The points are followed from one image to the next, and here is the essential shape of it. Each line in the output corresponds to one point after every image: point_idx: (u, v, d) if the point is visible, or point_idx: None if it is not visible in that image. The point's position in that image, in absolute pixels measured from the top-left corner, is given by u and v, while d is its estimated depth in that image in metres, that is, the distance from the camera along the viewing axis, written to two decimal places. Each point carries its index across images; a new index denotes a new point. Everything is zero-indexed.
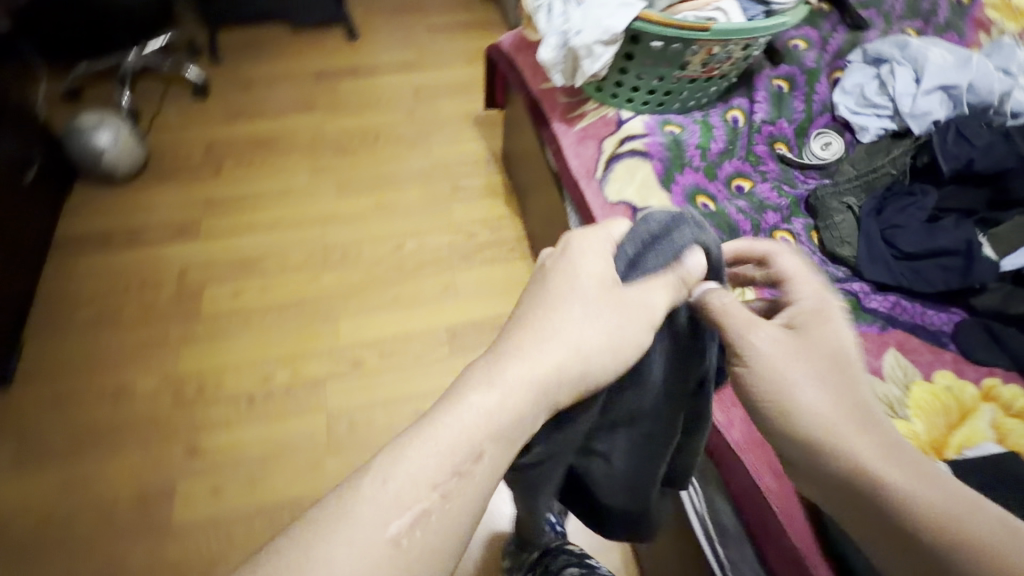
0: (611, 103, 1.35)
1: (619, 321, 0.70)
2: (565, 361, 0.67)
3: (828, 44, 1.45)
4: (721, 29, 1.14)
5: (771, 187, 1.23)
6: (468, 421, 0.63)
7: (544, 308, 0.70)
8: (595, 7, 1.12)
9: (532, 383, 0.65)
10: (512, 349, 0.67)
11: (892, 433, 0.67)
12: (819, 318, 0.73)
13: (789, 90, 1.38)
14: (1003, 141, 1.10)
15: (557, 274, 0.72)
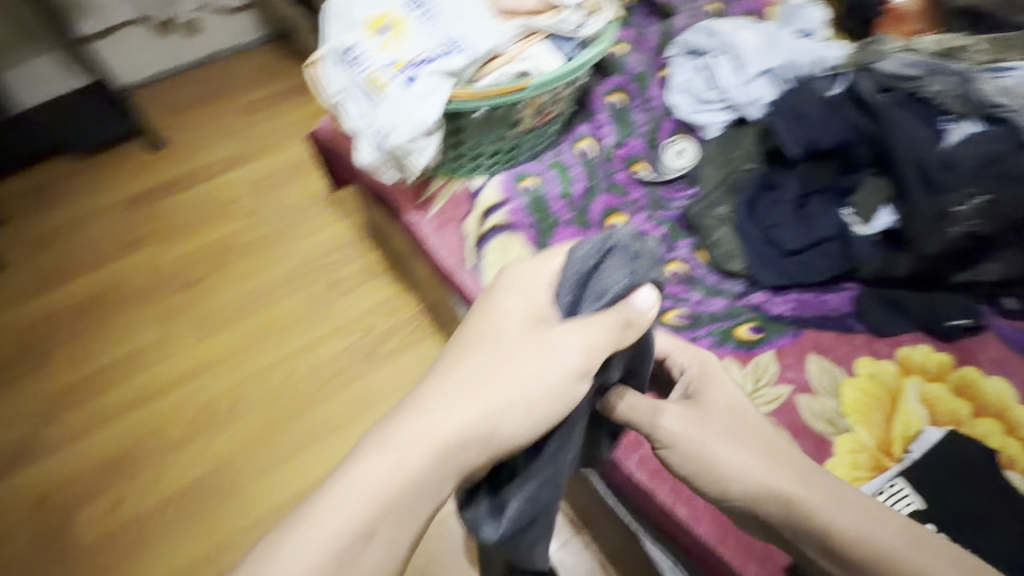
0: (459, 175, 1.23)
1: (533, 372, 0.64)
2: (477, 418, 0.62)
3: (647, 43, 1.43)
4: (540, 83, 1.05)
5: (645, 218, 1.19)
6: (364, 484, 0.58)
7: (463, 358, 0.65)
8: (400, 102, 0.99)
9: (437, 444, 0.60)
10: (423, 403, 0.63)
11: (810, 464, 0.63)
12: (709, 382, 0.73)
13: (626, 103, 1.34)
14: (832, 112, 1.11)
15: (477, 316, 0.68)
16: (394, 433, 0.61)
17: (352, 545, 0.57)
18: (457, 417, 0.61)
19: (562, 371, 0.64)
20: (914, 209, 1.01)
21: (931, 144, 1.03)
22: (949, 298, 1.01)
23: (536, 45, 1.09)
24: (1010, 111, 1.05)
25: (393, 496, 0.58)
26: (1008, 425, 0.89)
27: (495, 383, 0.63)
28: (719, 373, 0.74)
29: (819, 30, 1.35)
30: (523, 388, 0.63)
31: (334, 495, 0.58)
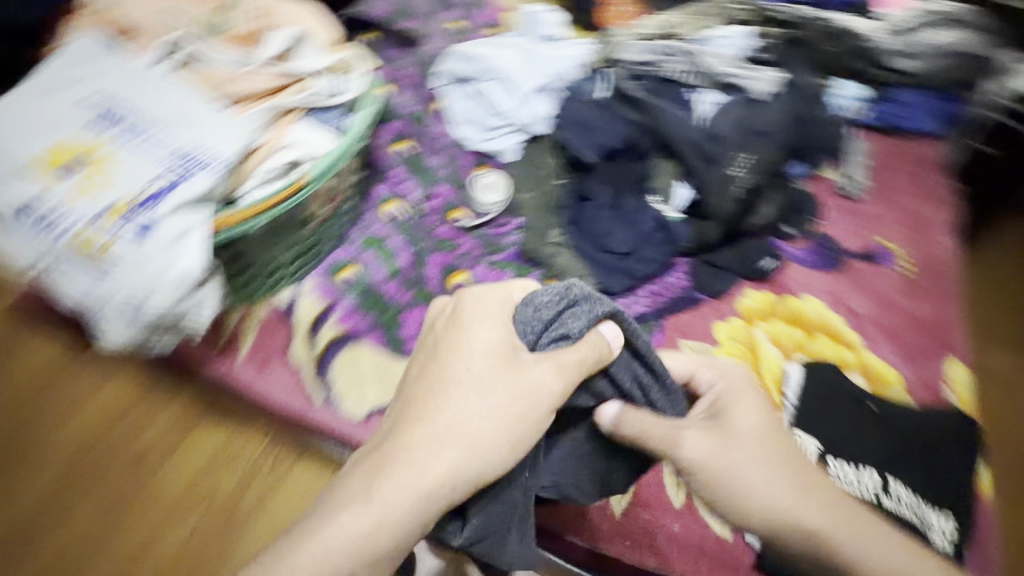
0: (259, 297, 0.99)
1: (504, 411, 0.61)
2: (450, 466, 0.59)
3: (409, 83, 1.38)
4: (319, 173, 0.88)
5: (486, 267, 1.11)
6: (346, 531, 0.56)
7: (433, 397, 0.62)
8: (135, 262, 0.72)
9: (418, 493, 0.58)
10: (404, 451, 0.60)
11: (830, 489, 0.64)
12: (733, 398, 0.69)
13: (415, 150, 1.26)
14: (606, 112, 1.18)
15: (447, 343, 0.64)
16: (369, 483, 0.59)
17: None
18: (432, 467, 0.59)
19: (534, 409, 0.62)
20: (701, 179, 1.12)
21: (689, 119, 1.17)
22: (752, 245, 1.16)
23: (293, 128, 0.90)
24: (735, 76, 1.21)
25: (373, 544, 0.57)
26: (831, 334, 1.07)
27: (464, 424, 0.60)
28: (745, 389, 0.69)
29: (561, 31, 1.42)
30: (492, 431, 0.60)
31: (311, 546, 0.56)
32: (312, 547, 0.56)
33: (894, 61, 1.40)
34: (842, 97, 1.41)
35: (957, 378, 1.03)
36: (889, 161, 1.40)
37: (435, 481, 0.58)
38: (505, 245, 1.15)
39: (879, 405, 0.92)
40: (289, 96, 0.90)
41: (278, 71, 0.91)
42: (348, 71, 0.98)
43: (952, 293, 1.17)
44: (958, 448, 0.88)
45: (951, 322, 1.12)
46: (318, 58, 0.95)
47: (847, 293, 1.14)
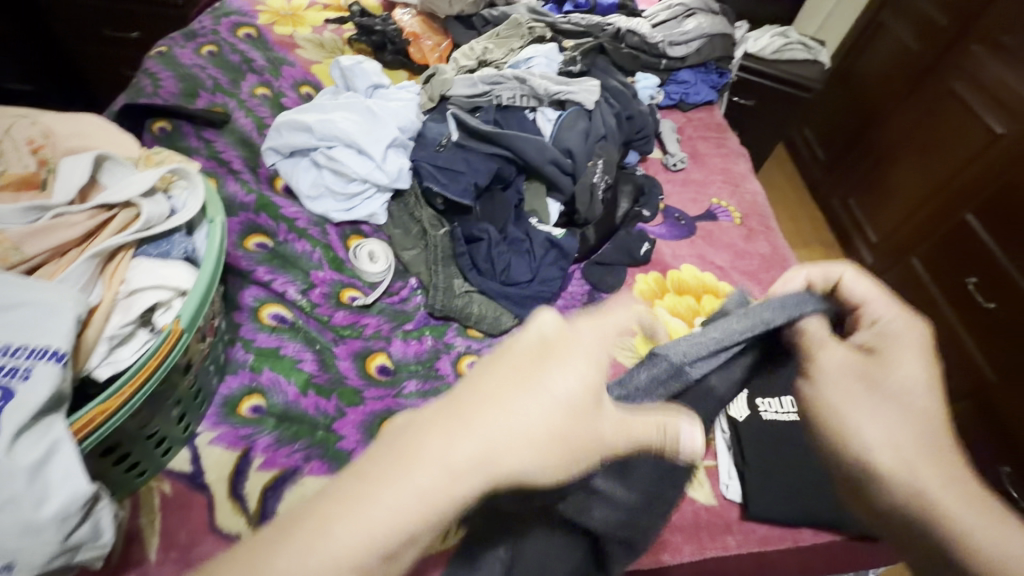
0: (145, 479, 0.80)
1: (561, 433, 0.46)
2: (497, 464, 0.44)
3: (235, 168, 1.22)
4: (193, 312, 0.73)
5: (402, 340, 1.05)
6: (381, 513, 0.41)
7: (502, 394, 0.46)
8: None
9: (468, 487, 0.43)
10: (462, 431, 0.44)
11: (958, 471, 0.56)
12: (899, 339, 0.61)
13: (273, 240, 1.12)
14: (463, 152, 1.19)
15: (540, 352, 0.48)
16: (402, 462, 0.43)
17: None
18: (482, 459, 0.44)
19: (585, 449, 0.48)
20: (568, 192, 1.22)
21: (545, 144, 1.21)
22: (627, 235, 1.28)
23: (133, 270, 0.75)
24: (565, 93, 1.30)
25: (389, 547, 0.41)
26: (713, 292, 1.23)
27: (517, 412, 0.45)
28: (919, 340, 0.60)
29: (383, 78, 1.39)
30: (544, 430, 0.45)
31: (314, 535, 0.40)
32: (316, 540, 0.40)
33: (668, 50, 1.67)
34: (646, 87, 1.57)
35: None
36: (689, 133, 1.65)
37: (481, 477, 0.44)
38: (412, 312, 1.10)
39: None
40: (114, 235, 0.73)
41: (84, 209, 0.73)
42: (173, 186, 0.84)
43: (774, 225, 1.43)
44: None
45: (784, 251, 1.37)
46: (133, 178, 0.78)
47: (708, 253, 1.32)
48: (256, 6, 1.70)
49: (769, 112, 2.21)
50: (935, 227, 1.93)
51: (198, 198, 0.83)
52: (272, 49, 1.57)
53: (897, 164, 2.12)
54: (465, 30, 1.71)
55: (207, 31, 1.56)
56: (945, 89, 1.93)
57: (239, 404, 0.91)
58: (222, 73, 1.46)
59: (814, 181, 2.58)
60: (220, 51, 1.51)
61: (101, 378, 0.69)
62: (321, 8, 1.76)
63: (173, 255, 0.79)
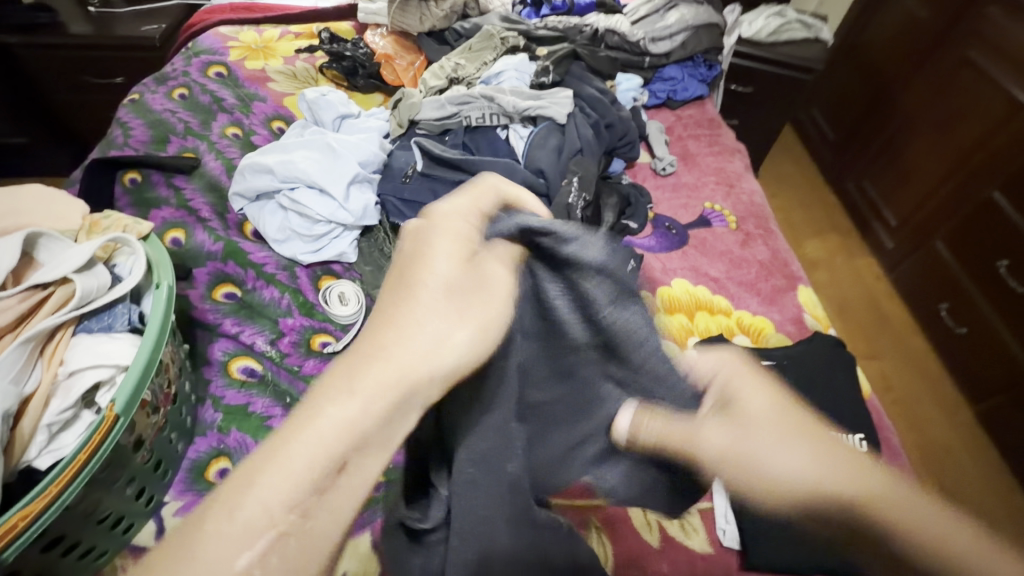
0: (107, 559, 0.77)
1: (467, 297, 0.50)
2: (414, 371, 0.44)
3: (203, 215, 1.20)
4: (131, 392, 0.70)
5: None
6: (326, 430, 0.41)
7: (399, 300, 0.48)
8: None
9: (400, 384, 0.44)
10: (379, 350, 0.45)
11: (834, 459, 0.45)
12: (740, 378, 0.53)
13: (242, 289, 1.10)
14: (430, 182, 1.15)
15: (413, 256, 0.51)
16: (318, 405, 0.42)
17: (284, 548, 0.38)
18: (395, 378, 0.43)
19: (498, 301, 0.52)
20: (545, 213, 1.16)
21: (514, 165, 1.16)
22: None
23: (73, 348, 0.72)
24: (535, 108, 1.24)
25: (321, 483, 0.40)
26: (707, 308, 1.14)
27: (425, 330, 0.46)
28: (735, 368, 0.54)
29: (351, 107, 1.34)
30: (466, 338, 0.47)
31: (240, 490, 0.39)
32: (236, 496, 0.39)
33: (650, 47, 1.58)
34: (627, 89, 1.49)
35: (809, 300, 1.17)
36: (679, 133, 1.56)
37: (392, 392, 0.43)
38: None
39: (771, 360, 1.00)
40: (49, 315, 0.71)
41: (16, 291, 0.71)
42: (118, 253, 0.82)
43: (774, 228, 1.34)
44: (838, 368, 1.00)
45: (785, 255, 1.27)
46: (68, 251, 0.76)
47: (702, 263, 1.24)
48: (228, 41, 1.68)
49: (770, 97, 2.08)
50: (957, 207, 1.79)
51: (142, 264, 0.81)
52: (243, 85, 1.55)
53: (913, 141, 1.97)
54: (438, 46, 1.65)
55: (178, 72, 1.55)
56: (961, 58, 1.79)
57: (206, 469, 0.89)
58: (192, 115, 1.44)
59: (826, 164, 2.43)
60: (191, 92, 1.49)
61: (41, 467, 0.67)
62: (293, 38, 1.74)
63: (117, 328, 0.77)
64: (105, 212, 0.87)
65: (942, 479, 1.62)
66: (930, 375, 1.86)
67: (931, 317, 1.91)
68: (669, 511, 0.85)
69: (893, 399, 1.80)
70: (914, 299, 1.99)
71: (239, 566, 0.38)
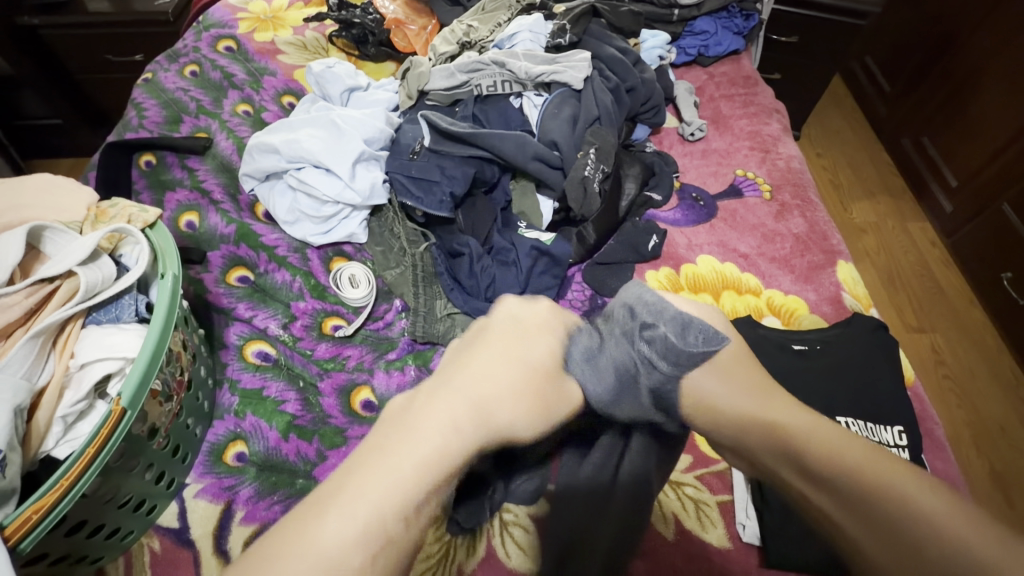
0: (134, 538, 0.81)
1: (529, 382, 0.67)
2: (482, 414, 0.61)
3: (216, 197, 1.19)
4: (135, 385, 0.71)
5: (386, 372, 0.99)
6: (414, 443, 0.57)
7: (477, 365, 0.66)
8: None
9: (472, 424, 0.60)
10: (456, 390, 0.62)
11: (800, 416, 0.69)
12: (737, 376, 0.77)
13: (255, 272, 1.10)
14: (437, 158, 1.10)
15: (494, 340, 0.69)
16: (410, 421, 0.58)
17: (373, 530, 0.51)
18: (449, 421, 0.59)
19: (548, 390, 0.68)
20: (560, 188, 1.10)
21: (525, 137, 1.09)
22: (633, 228, 1.15)
23: (82, 341, 0.74)
24: (549, 73, 1.16)
25: (414, 487, 0.55)
26: (735, 287, 1.07)
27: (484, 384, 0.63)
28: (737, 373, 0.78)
29: (358, 79, 1.29)
30: (507, 404, 0.63)
31: (334, 494, 0.53)
32: (348, 489, 0.53)
33: None
34: (653, 47, 1.37)
35: (849, 277, 1.08)
36: (711, 93, 1.44)
37: (468, 428, 0.60)
38: (397, 338, 1.05)
39: (803, 345, 0.93)
40: (57, 309, 0.73)
41: (24, 285, 0.73)
42: (122, 242, 0.82)
43: (813, 197, 1.23)
44: (881, 354, 0.91)
45: (825, 228, 1.17)
46: (72, 244, 0.76)
47: (731, 238, 1.15)
48: (237, 13, 1.64)
49: (816, 48, 1.89)
50: None
51: (146, 254, 0.81)
52: (253, 58, 1.52)
53: (980, 92, 1.77)
54: (451, 8, 1.56)
55: (189, 48, 1.52)
56: None
57: (224, 452, 0.91)
58: (202, 91, 1.42)
59: (878, 120, 2.23)
60: (202, 69, 1.46)
61: (59, 457, 0.69)
62: (302, 6, 1.69)
63: (125, 319, 0.77)
64: (110, 199, 0.87)
65: (994, 461, 1.51)
66: (986, 351, 1.72)
67: (993, 287, 1.75)
68: (687, 504, 0.82)
69: (944, 375, 1.67)
70: (973, 268, 1.83)
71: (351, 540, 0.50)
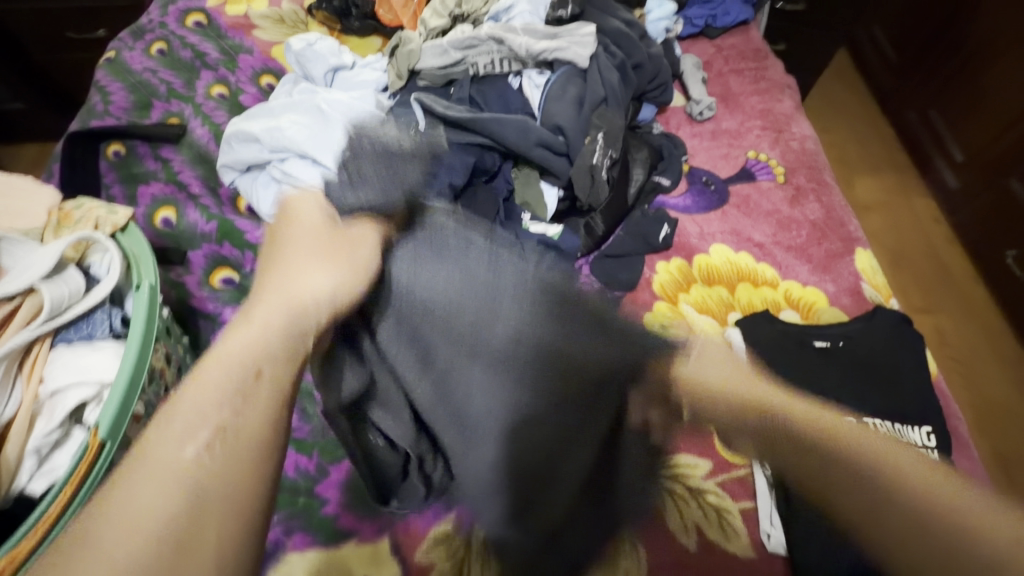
0: None
1: (340, 255, 0.61)
2: (299, 301, 0.57)
3: (194, 190, 1.10)
4: (116, 413, 0.64)
5: None
6: (226, 361, 0.51)
7: (277, 260, 0.61)
8: None
9: (284, 316, 0.55)
10: (262, 293, 0.57)
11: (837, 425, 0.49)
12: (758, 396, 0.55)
13: (241, 273, 1.02)
14: None
15: (279, 231, 0.63)
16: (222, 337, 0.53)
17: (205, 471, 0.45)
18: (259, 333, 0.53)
19: (366, 256, 0.63)
20: (566, 176, 1.03)
21: (528, 122, 1.02)
22: (642, 217, 1.09)
23: (53, 365, 0.67)
24: (552, 50, 1.07)
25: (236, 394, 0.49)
26: (751, 278, 1.02)
27: (295, 284, 0.58)
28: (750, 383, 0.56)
29: (343, 57, 1.19)
30: (334, 283, 0.60)
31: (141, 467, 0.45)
32: (161, 427, 0.47)
33: None
34: (659, 18, 1.28)
35: (868, 267, 1.03)
36: (720, 67, 1.36)
37: (280, 316, 0.55)
38: None
39: (825, 341, 0.89)
40: (20, 330, 0.65)
41: None
42: (90, 250, 0.75)
43: (828, 179, 1.17)
44: (906, 349, 0.87)
45: (842, 213, 1.11)
46: (32, 256, 0.69)
47: (744, 226, 1.10)
48: None
49: (824, 17, 1.81)
50: None
51: (118, 263, 0.73)
52: (227, 35, 1.39)
53: (993, 62, 1.70)
54: None
55: (155, 24, 1.39)
56: None
57: None
58: (173, 73, 1.31)
59: (884, 92, 2.16)
60: (170, 47, 1.34)
61: (36, 493, 0.63)
62: None
63: (98, 336, 0.71)
64: (75, 199, 0.79)
65: (997, 442, 1.51)
66: (989, 329, 1.71)
67: (996, 266, 1.73)
68: (708, 513, 0.78)
69: (948, 356, 1.67)
70: (978, 245, 1.79)
71: (181, 482, 0.45)
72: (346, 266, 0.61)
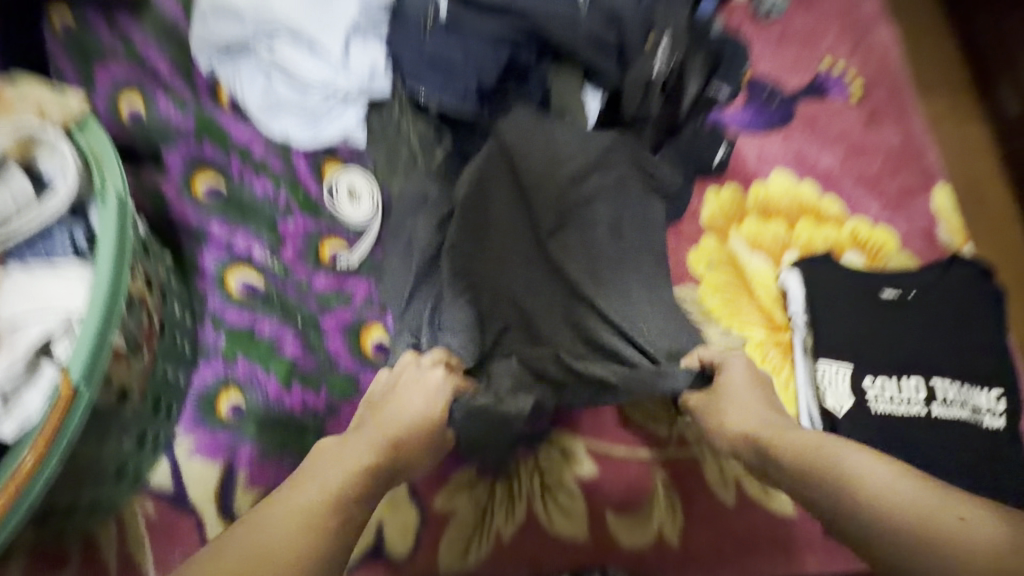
0: (122, 502, 0.71)
1: (426, 400, 0.67)
2: (387, 433, 0.62)
3: (166, 79, 0.90)
4: (89, 348, 0.54)
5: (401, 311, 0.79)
6: (322, 482, 0.55)
7: (388, 404, 0.66)
8: None
9: (376, 442, 0.61)
10: (355, 429, 0.63)
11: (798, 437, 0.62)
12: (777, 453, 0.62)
13: (228, 181, 0.87)
14: (458, 31, 0.84)
15: (402, 374, 0.68)
16: (319, 462, 0.58)
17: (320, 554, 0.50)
18: (346, 465, 0.58)
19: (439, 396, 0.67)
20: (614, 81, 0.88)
21: (575, 10, 0.84)
22: (696, 135, 0.91)
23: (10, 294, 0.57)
24: None
25: (325, 515, 0.52)
26: (813, 215, 0.90)
27: (393, 417, 0.64)
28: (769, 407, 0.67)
29: None
30: (421, 406, 0.66)
31: (246, 536, 0.50)
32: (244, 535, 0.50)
33: None
34: None
35: (945, 205, 0.92)
36: None
37: (384, 450, 0.60)
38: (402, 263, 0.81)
39: (896, 291, 0.80)
40: None
41: None
42: (36, 147, 0.60)
43: (910, 99, 1.01)
44: (983, 303, 0.79)
45: (922, 141, 0.97)
46: None
47: (810, 151, 0.96)
48: None
49: None
50: None
51: (72, 164, 0.59)
52: None
53: None
54: None
55: None
56: None
57: (216, 402, 0.78)
58: None
59: None
60: None
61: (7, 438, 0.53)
62: None
63: (57, 255, 0.60)
64: (15, 84, 0.63)
65: None
66: None
67: None
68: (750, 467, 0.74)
69: None
70: None
71: None
72: (424, 405, 0.66)
